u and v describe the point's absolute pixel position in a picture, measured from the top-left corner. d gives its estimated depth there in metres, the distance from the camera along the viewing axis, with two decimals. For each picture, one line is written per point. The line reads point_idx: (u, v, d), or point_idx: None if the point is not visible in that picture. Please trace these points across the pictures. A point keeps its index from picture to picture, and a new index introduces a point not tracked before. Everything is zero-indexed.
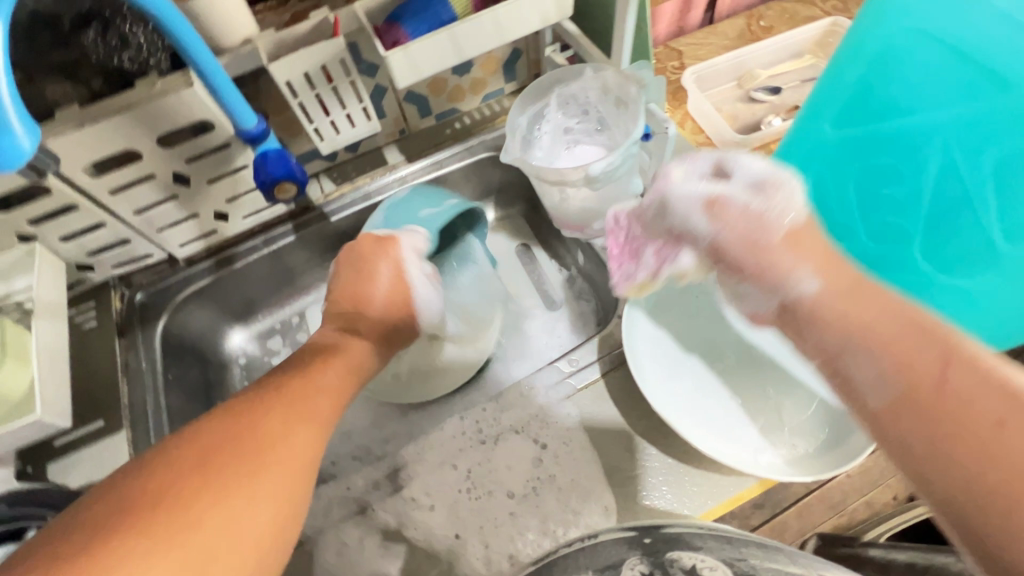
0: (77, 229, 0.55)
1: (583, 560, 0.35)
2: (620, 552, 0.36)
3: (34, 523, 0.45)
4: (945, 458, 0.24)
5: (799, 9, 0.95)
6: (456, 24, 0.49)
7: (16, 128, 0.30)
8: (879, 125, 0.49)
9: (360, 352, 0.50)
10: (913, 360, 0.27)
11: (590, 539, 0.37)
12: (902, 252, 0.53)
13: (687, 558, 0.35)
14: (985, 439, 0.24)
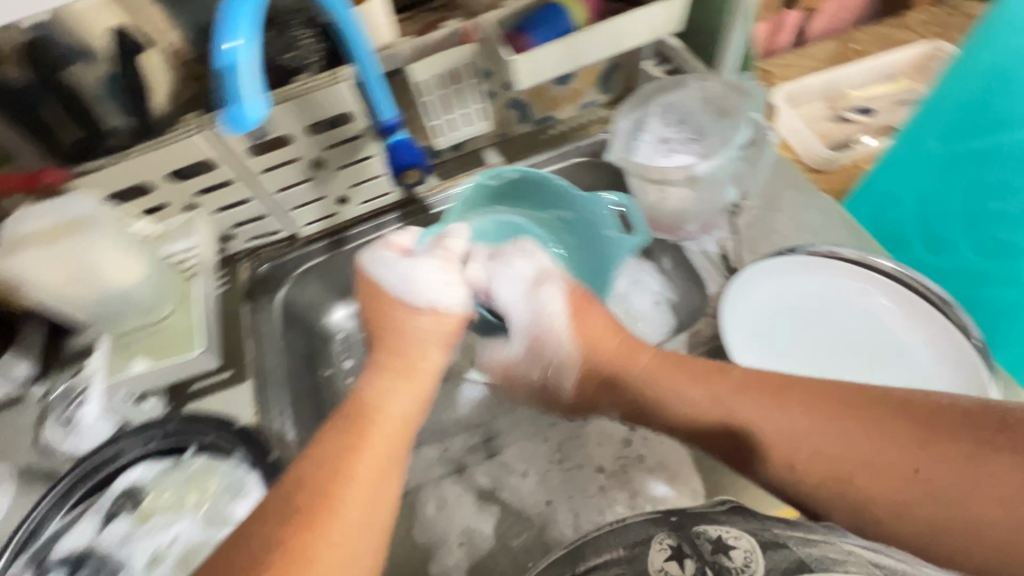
0: (228, 202, 0.63)
1: (614, 539, 0.39)
2: (649, 529, 0.39)
3: (195, 445, 0.46)
4: (860, 500, 0.38)
5: (893, 34, 0.95)
6: (575, 35, 0.55)
7: (255, 97, 0.36)
8: (985, 140, 0.57)
9: (392, 390, 0.46)
10: (833, 466, 0.39)
11: (618, 523, 0.41)
12: (1010, 265, 0.60)
13: (712, 530, 0.37)
14: (889, 478, 0.36)
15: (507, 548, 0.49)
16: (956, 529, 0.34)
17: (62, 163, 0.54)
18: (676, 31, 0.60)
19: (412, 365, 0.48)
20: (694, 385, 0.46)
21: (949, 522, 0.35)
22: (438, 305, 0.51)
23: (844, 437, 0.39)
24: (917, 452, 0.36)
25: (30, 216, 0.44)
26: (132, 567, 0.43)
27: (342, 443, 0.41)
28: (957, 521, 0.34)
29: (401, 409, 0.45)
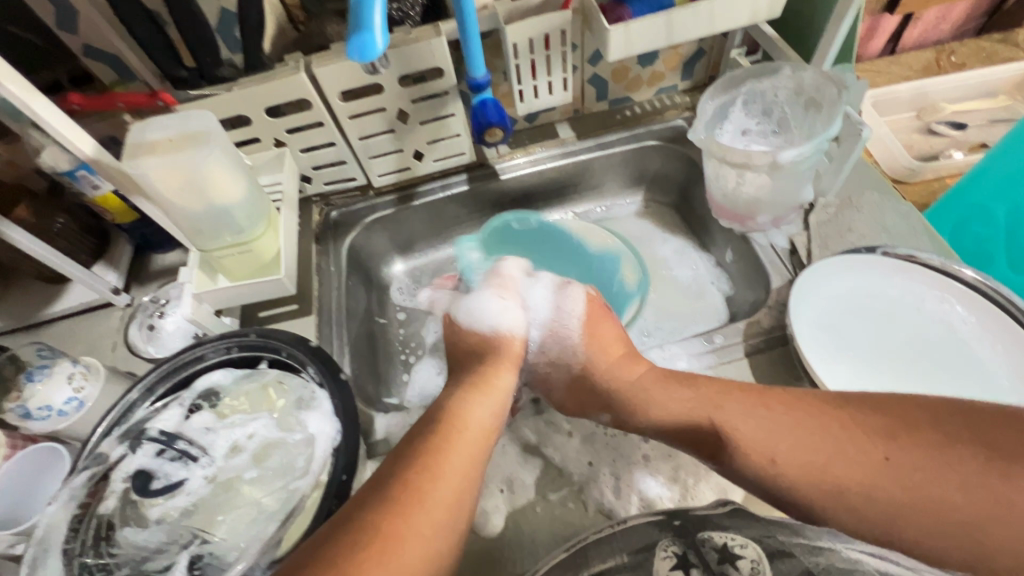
0: (315, 144, 0.66)
1: (618, 543, 0.41)
2: (653, 535, 0.41)
3: (265, 358, 0.50)
4: (857, 508, 0.35)
5: (998, 49, 0.90)
6: (676, 10, 0.54)
7: (378, 29, 0.36)
8: None
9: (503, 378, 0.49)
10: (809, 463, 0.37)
11: (619, 524, 0.42)
12: None
13: (717, 537, 0.40)
14: (883, 474, 0.35)
15: (545, 501, 0.51)
16: (938, 517, 0.33)
17: (177, 88, 0.58)
18: (775, 17, 0.59)
19: (486, 381, 0.48)
20: (678, 397, 0.47)
21: (932, 511, 0.33)
22: (501, 327, 0.55)
23: (818, 435, 0.38)
24: (889, 443, 0.36)
25: (153, 128, 0.47)
26: (214, 454, 0.43)
27: (433, 441, 0.41)
28: (936, 510, 0.33)
29: (485, 423, 0.44)
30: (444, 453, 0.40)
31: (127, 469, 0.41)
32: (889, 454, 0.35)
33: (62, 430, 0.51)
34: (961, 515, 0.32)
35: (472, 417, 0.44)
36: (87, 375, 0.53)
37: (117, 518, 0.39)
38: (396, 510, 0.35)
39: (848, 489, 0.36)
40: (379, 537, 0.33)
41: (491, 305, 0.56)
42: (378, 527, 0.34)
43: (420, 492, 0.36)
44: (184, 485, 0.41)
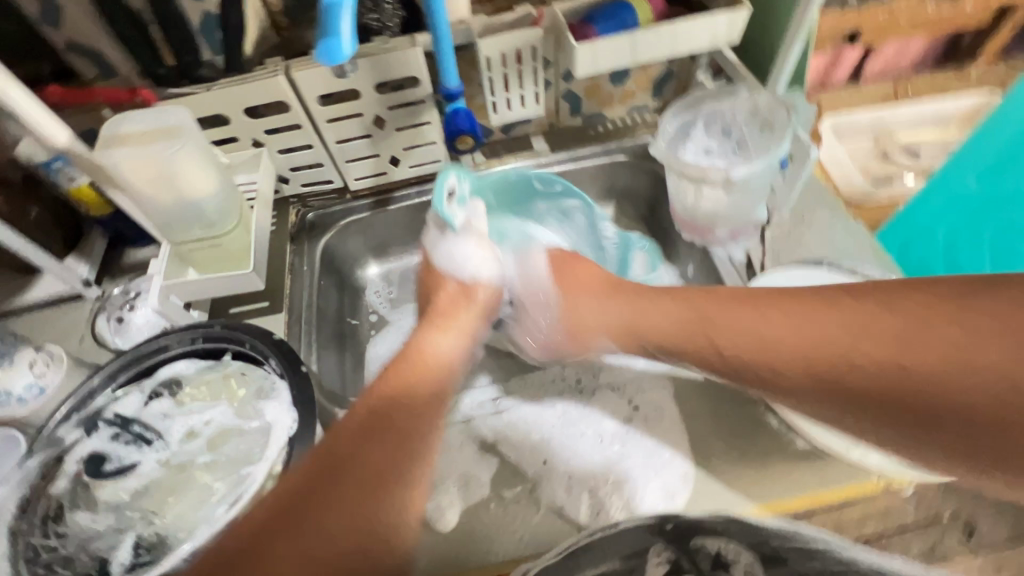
0: (292, 145, 0.68)
1: (612, 549, 0.40)
2: (645, 540, 0.40)
3: (229, 349, 0.50)
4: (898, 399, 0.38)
5: (950, 84, 0.96)
6: (638, 31, 0.58)
7: (345, 35, 0.38)
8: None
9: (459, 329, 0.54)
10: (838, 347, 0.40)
11: (610, 527, 0.40)
12: None
13: (710, 544, 0.39)
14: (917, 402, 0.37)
15: (500, 498, 0.52)
16: (936, 363, 0.36)
17: (158, 86, 0.60)
18: (733, 43, 0.62)
19: (448, 319, 0.55)
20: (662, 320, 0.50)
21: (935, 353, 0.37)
22: (478, 279, 0.58)
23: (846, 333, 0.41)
24: (936, 331, 0.37)
25: (128, 121, 0.48)
26: (169, 439, 0.44)
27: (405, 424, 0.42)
28: (952, 383, 0.36)
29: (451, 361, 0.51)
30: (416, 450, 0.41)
31: (81, 452, 0.43)
32: (915, 343, 0.38)
33: (20, 416, 0.52)
34: (995, 394, 0.34)
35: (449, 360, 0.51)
36: (49, 363, 0.53)
37: (65, 501, 0.41)
38: (327, 487, 0.37)
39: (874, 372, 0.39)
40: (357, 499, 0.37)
41: (467, 255, 0.58)
42: (314, 507, 0.36)
43: (410, 478, 0.40)
44: (136, 468, 0.43)
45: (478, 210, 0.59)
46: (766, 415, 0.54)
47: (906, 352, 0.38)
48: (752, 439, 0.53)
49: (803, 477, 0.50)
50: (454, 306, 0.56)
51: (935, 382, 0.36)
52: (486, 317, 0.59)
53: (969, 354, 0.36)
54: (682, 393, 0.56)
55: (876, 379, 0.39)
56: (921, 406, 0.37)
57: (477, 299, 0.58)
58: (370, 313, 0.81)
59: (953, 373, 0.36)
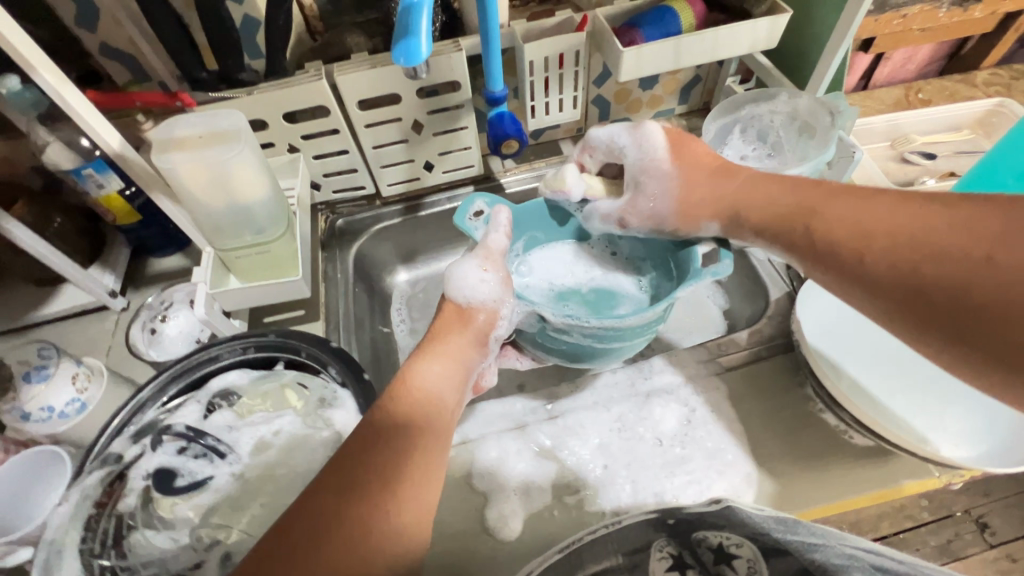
0: (328, 151, 0.67)
1: (612, 544, 0.38)
2: (649, 535, 0.38)
3: (283, 358, 0.49)
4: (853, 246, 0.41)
5: (959, 88, 0.99)
6: (683, 36, 0.58)
7: (425, 36, 0.38)
8: None
9: (465, 339, 0.48)
10: (843, 229, 0.42)
11: (614, 521, 0.38)
12: None
13: (713, 537, 0.37)
14: (883, 246, 0.39)
15: (562, 505, 0.51)
16: (926, 260, 0.37)
17: (196, 90, 0.58)
18: (771, 48, 0.63)
19: (444, 344, 0.47)
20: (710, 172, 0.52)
21: (919, 256, 0.37)
22: (472, 301, 0.50)
23: (876, 211, 0.41)
24: (929, 221, 0.38)
25: (181, 124, 0.47)
26: (240, 451, 0.42)
27: (390, 453, 0.36)
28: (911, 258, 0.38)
29: (442, 396, 0.43)
30: (395, 476, 0.35)
31: (148, 467, 0.40)
32: (911, 226, 0.39)
33: (62, 432, 0.50)
34: (997, 283, 0.33)
35: (433, 393, 0.43)
36: (90, 376, 0.51)
37: (136, 520, 0.38)
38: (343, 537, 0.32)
39: (860, 257, 0.41)
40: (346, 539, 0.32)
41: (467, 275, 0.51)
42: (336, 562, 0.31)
43: (403, 490, 0.35)
44: (210, 482, 0.40)
45: (503, 220, 0.57)
46: (823, 415, 0.54)
47: (902, 222, 0.39)
48: (810, 437, 0.53)
49: (862, 475, 0.51)
50: (447, 330, 0.49)
51: (939, 277, 0.36)
52: (484, 344, 0.50)
53: (944, 238, 0.37)
54: (735, 395, 0.56)
55: (887, 247, 0.39)
56: (921, 290, 0.37)
57: (473, 326, 0.49)
58: (400, 320, 0.80)
59: (955, 261, 0.35)
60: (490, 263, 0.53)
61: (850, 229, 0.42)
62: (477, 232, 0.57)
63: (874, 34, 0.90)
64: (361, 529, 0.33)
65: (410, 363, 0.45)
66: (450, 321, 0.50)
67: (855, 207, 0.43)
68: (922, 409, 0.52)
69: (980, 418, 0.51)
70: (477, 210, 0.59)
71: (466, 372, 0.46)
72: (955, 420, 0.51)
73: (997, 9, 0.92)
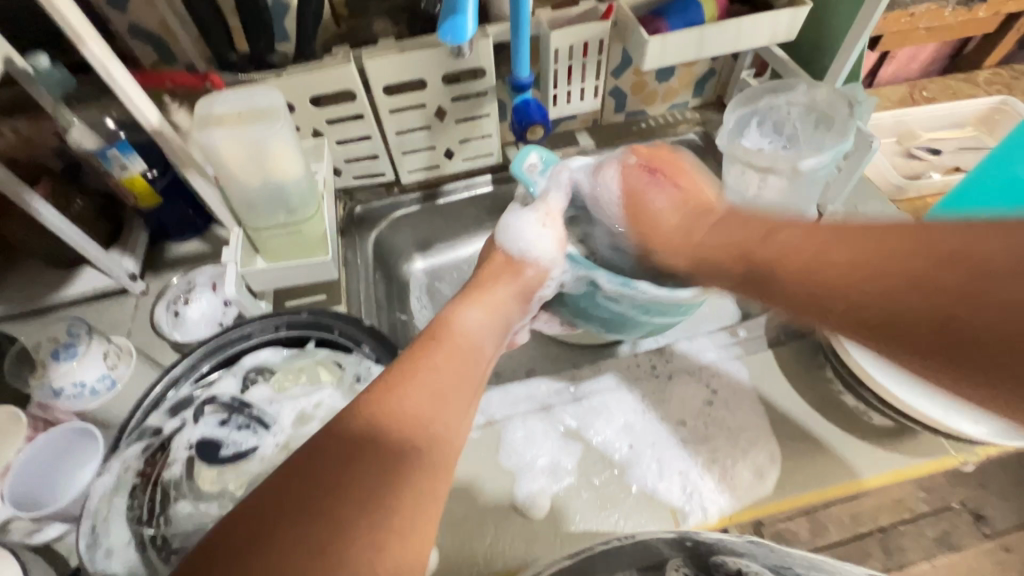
0: (351, 136, 0.67)
1: (630, 560, 0.42)
2: (664, 553, 0.41)
3: (314, 336, 0.50)
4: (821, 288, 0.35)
5: (962, 87, 1.01)
6: (708, 26, 0.59)
7: (471, 14, 0.39)
8: None
9: (511, 283, 0.55)
10: (791, 265, 0.37)
11: (628, 538, 0.41)
12: None
13: (732, 562, 0.40)
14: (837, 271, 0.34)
15: (588, 483, 0.52)
16: (864, 262, 0.32)
17: (225, 72, 0.58)
18: (790, 40, 0.65)
19: (482, 293, 0.53)
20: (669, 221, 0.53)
21: (856, 261, 0.33)
22: (529, 254, 0.56)
23: (816, 239, 0.36)
24: (870, 252, 0.33)
25: (219, 102, 0.47)
26: (281, 424, 0.41)
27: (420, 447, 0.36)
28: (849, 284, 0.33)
29: (474, 335, 0.48)
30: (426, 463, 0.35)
31: (190, 437, 0.40)
32: (842, 250, 0.34)
33: (93, 409, 0.50)
34: (926, 277, 0.29)
35: (474, 337, 0.48)
36: (120, 355, 0.51)
37: (180, 490, 0.38)
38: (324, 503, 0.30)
39: (844, 296, 0.33)
40: (388, 476, 0.33)
41: (529, 236, 0.57)
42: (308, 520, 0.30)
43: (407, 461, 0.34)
44: (254, 454, 0.39)
45: (565, 180, 0.59)
46: (841, 396, 0.56)
47: (860, 254, 0.33)
48: (832, 419, 0.54)
49: (883, 457, 0.52)
50: (495, 279, 0.55)
51: (865, 285, 0.32)
52: (527, 299, 0.56)
53: (885, 272, 0.31)
54: (757, 378, 0.58)
55: (816, 269, 0.35)
56: (869, 306, 0.31)
57: (524, 277, 0.55)
58: (421, 307, 0.80)
59: (841, 266, 0.33)
60: (551, 222, 0.58)
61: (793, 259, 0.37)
62: (536, 185, 0.59)
63: (882, 32, 0.92)
64: (390, 460, 0.34)
65: (453, 304, 0.51)
66: (499, 269, 0.56)
67: (801, 247, 0.37)
68: None
69: None
70: (532, 162, 0.60)
71: (503, 321, 0.52)
72: None
73: (1001, 9, 0.94)
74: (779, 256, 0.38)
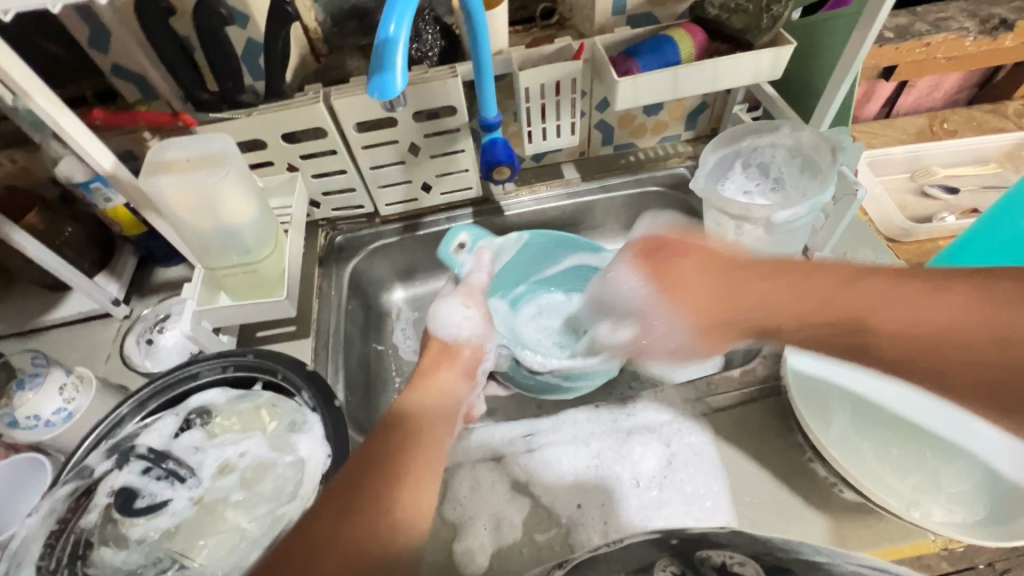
0: (327, 171, 0.68)
1: (618, 564, 0.33)
2: (652, 554, 0.34)
3: (260, 379, 0.49)
4: (913, 358, 0.38)
5: (988, 118, 0.94)
6: (681, 66, 0.57)
7: (399, 70, 0.38)
8: None
9: (463, 362, 0.54)
10: (871, 321, 0.39)
11: (616, 542, 0.36)
12: None
13: (717, 556, 0.33)
14: (923, 334, 0.37)
15: (531, 542, 0.50)
16: (943, 340, 0.37)
17: (199, 110, 0.60)
18: (775, 78, 0.62)
19: (428, 373, 0.52)
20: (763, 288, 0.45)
21: (936, 336, 0.37)
22: (459, 337, 0.56)
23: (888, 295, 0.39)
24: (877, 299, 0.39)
25: (173, 148, 0.49)
26: (202, 475, 0.43)
27: (399, 443, 0.40)
28: (928, 342, 0.37)
29: (442, 377, 0.52)
30: (410, 469, 0.39)
31: (113, 484, 0.42)
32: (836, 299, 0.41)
33: (47, 441, 0.51)
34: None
35: (424, 415, 0.46)
36: (79, 386, 0.52)
37: (94, 538, 0.39)
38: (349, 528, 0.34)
39: (923, 351, 0.37)
40: (365, 502, 0.35)
41: (454, 315, 0.58)
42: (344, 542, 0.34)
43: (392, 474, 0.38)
44: (169, 506, 0.41)
45: (485, 259, 0.63)
46: (812, 465, 0.52)
47: (917, 321, 0.38)
48: (795, 491, 0.50)
49: (850, 533, 0.48)
50: (436, 365, 0.53)
51: (949, 344, 0.36)
52: (472, 376, 0.55)
53: (960, 329, 0.36)
54: (722, 438, 0.54)
55: (897, 330, 0.38)
56: (927, 367, 0.37)
57: (461, 358, 0.55)
58: (404, 339, 0.80)
59: (920, 315, 0.38)
60: (471, 302, 0.59)
61: (892, 325, 0.38)
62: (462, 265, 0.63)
63: (895, 62, 0.87)
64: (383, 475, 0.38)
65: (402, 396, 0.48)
66: (445, 359, 0.54)
67: (781, 287, 0.44)
68: (919, 466, 0.50)
69: (982, 479, 0.48)
70: (460, 242, 0.64)
71: (458, 400, 0.51)
72: (954, 481, 0.48)
73: None
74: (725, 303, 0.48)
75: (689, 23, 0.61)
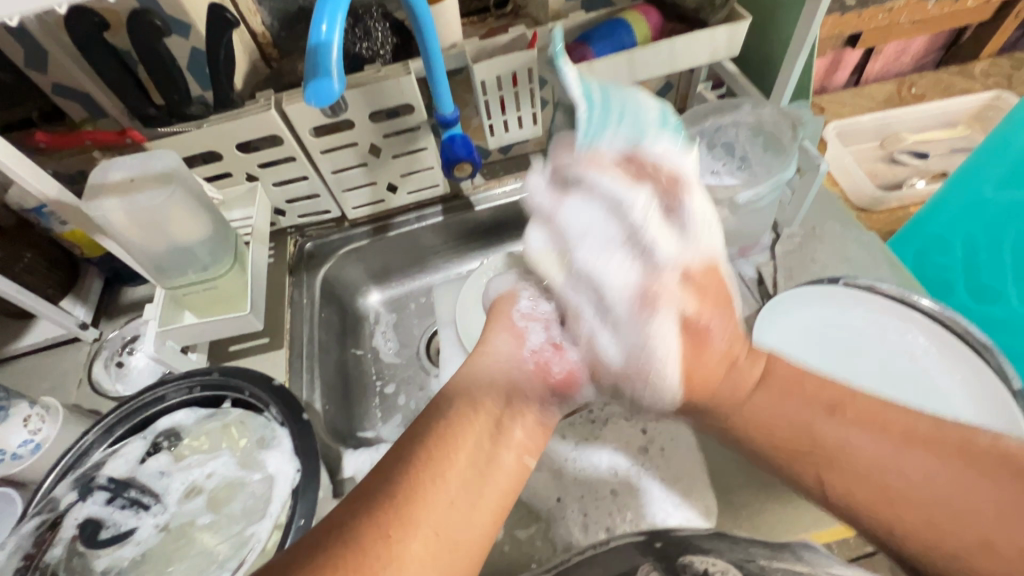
0: (288, 178, 0.66)
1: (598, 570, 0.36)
2: (632, 559, 0.37)
3: (230, 397, 0.48)
4: (876, 506, 0.36)
5: (955, 81, 0.94)
6: (636, 49, 0.56)
7: (335, 74, 0.38)
8: (1014, 224, 0.62)
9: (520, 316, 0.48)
10: (830, 451, 0.38)
11: (602, 544, 0.38)
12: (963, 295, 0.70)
13: (698, 562, 0.36)
14: (840, 460, 0.38)
15: (513, 540, 0.50)
16: (893, 475, 0.36)
17: (147, 125, 0.58)
18: (733, 55, 0.61)
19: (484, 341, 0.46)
20: (773, 408, 0.41)
21: (885, 469, 0.36)
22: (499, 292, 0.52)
23: (892, 449, 0.37)
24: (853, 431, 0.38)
25: (117, 168, 0.49)
26: (168, 500, 0.44)
27: (424, 460, 0.35)
28: (889, 491, 0.36)
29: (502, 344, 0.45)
30: (451, 489, 0.34)
31: (77, 516, 0.42)
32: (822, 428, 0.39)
33: (16, 474, 0.50)
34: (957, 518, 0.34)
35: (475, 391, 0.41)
36: (45, 417, 0.51)
37: (59, 572, 0.40)
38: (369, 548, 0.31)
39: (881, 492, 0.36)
40: (388, 522, 0.32)
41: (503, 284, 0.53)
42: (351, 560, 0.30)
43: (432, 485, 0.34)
44: (135, 535, 0.42)
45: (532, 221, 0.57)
46: None
47: (889, 461, 0.37)
48: (769, 469, 0.51)
49: (823, 507, 0.48)
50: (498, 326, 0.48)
51: (910, 494, 0.35)
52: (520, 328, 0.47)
53: (911, 488, 0.36)
54: None
55: (911, 504, 0.35)
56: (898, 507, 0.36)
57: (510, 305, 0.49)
58: (385, 341, 0.79)
59: (896, 485, 0.36)
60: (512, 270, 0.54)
61: (855, 462, 0.37)
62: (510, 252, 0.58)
63: (858, 29, 0.86)
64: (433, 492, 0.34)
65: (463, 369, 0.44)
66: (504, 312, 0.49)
67: (779, 402, 0.41)
68: None
69: None
70: None
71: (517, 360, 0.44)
72: None
73: None
74: (706, 373, 0.42)
75: (643, 5, 0.60)
